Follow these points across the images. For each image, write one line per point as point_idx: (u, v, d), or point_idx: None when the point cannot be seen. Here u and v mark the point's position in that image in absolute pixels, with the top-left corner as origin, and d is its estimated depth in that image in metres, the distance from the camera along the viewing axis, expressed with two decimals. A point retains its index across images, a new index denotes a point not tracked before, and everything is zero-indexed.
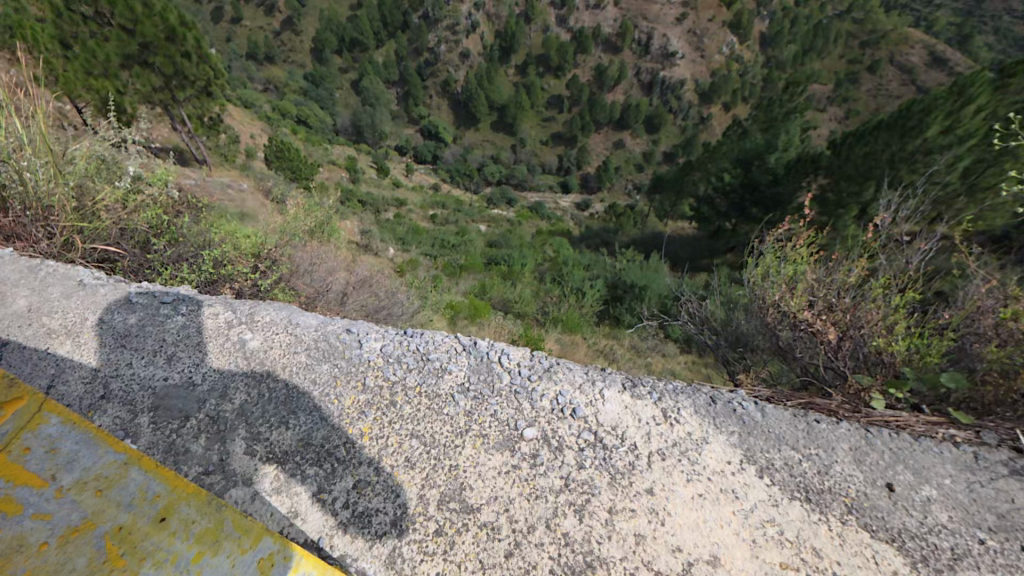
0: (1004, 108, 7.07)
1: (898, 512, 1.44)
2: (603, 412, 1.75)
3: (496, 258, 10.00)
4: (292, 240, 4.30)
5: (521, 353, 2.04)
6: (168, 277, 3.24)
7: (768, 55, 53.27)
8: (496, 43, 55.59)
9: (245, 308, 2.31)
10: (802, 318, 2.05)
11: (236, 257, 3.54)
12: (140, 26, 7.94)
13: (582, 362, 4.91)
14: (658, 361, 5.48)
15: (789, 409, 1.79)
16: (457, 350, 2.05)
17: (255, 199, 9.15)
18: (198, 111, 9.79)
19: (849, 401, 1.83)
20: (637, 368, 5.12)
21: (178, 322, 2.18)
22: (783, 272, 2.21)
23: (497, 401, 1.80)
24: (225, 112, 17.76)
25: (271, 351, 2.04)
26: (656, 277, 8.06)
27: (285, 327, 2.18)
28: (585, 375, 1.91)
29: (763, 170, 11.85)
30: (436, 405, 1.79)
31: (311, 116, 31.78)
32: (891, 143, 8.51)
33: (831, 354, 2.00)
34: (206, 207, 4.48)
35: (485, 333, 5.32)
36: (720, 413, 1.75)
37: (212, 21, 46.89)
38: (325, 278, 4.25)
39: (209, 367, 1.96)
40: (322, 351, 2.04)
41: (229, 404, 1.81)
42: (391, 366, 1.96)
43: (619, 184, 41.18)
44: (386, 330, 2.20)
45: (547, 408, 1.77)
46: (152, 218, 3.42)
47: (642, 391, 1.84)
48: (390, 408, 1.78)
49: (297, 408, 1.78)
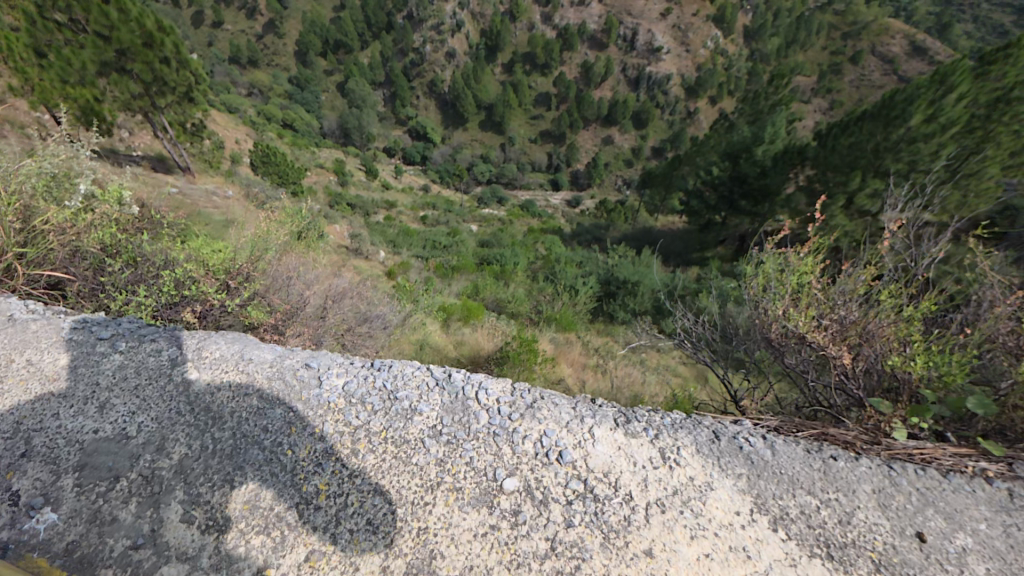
0: (985, 94, 6.98)
1: (933, 568, 1.24)
2: (592, 454, 1.55)
3: (489, 257, 9.82)
4: (268, 251, 3.78)
5: (501, 387, 1.84)
6: (123, 302, 2.90)
7: (752, 48, 53.52)
8: (482, 42, 55.36)
9: (192, 343, 2.09)
10: (812, 336, 1.85)
11: (201, 276, 3.12)
12: (116, 32, 7.56)
13: (576, 362, 4.75)
14: (651, 357, 5.32)
15: (801, 444, 1.60)
16: (428, 386, 1.85)
17: (241, 205, 8.86)
18: (180, 118, 9.29)
19: (865, 431, 1.65)
20: (632, 364, 4.98)
21: (116, 363, 1.94)
22: (786, 283, 2.00)
23: (472, 446, 1.59)
24: (208, 117, 17.26)
25: (219, 394, 1.81)
26: (648, 272, 7.89)
27: (236, 364, 1.96)
28: (572, 412, 1.71)
29: (751, 163, 11.56)
30: (404, 452, 1.57)
31: (297, 119, 31.19)
32: (875, 133, 8.36)
33: (843, 374, 1.82)
34: (171, 222, 4.14)
35: (478, 335, 5.14)
36: (725, 452, 1.56)
37: (194, 27, 46.18)
38: (302, 292, 3.82)
39: (148, 415, 1.72)
40: (276, 393, 1.82)
41: (166, 459, 1.57)
42: (354, 408, 1.74)
43: (608, 179, 41.19)
44: (349, 364, 2.00)
45: (530, 452, 1.56)
46: (105, 238, 3.04)
47: (637, 429, 1.65)
48: (352, 458, 1.56)
49: (245, 462, 1.56)
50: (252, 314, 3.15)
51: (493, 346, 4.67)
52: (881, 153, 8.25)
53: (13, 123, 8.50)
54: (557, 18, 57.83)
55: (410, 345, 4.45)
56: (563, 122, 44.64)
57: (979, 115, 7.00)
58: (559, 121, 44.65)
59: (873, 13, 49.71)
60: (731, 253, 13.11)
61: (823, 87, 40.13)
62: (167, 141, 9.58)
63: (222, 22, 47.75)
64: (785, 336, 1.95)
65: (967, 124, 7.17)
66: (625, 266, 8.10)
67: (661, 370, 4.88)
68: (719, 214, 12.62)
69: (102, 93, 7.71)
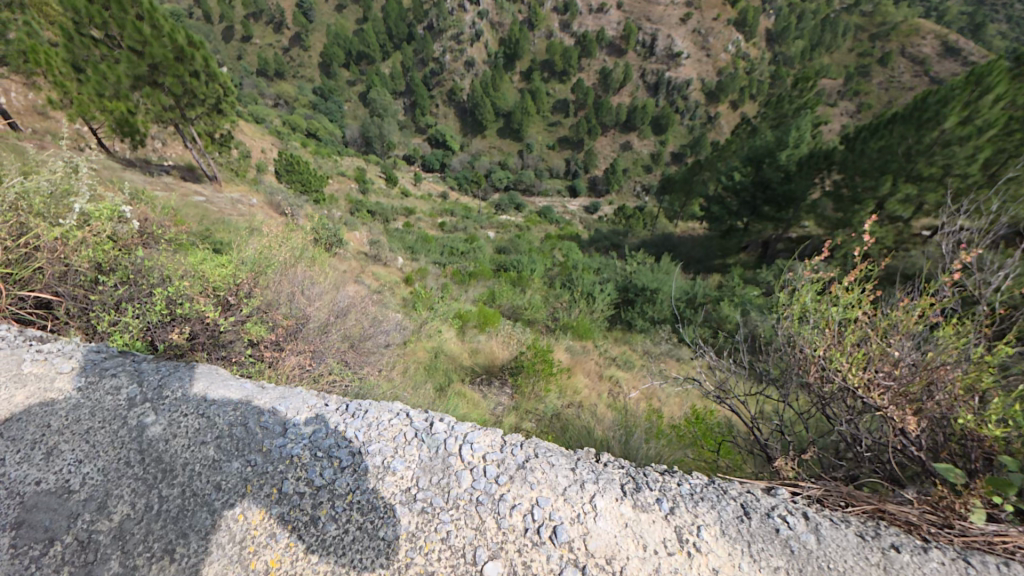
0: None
1: None
2: (592, 532, 1.30)
3: (506, 264, 9.59)
4: (271, 266, 3.40)
5: (489, 441, 1.62)
6: (110, 325, 2.50)
7: (775, 52, 52.44)
8: (501, 51, 55.72)
9: (156, 379, 1.91)
10: (863, 387, 1.52)
11: (196, 294, 2.69)
12: (149, 47, 7.48)
13: (592, 372, 4.50)
14: (672, 368, 5.07)
15: (851, 528, 1.32)
16: (406, 439, 1.63)
17: (265, 213, 8.93)
18: (210, 129, 9.25)
19: (931, 510, 1.34)
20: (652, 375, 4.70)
21: (72, 403, 1.77)
22: (828, 317, 1.69)
23: (451, 516, 1.34)
24: (234, 127, 17.63)
25: (175, 442, 1.61)
26: (668, 279, 7.56)
27: (198, 406, 1.78)
28: (571, 478, 1.48)
29: (774, 168, 10.97)
30: (371, 522, 1.33)
31: (321, 129, 31.77)
32: (907, 136, 7.83)
33: (898, 433, 1.50)
34: (170, 238, 3.94)
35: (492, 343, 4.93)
36: (759, 535, 1.29)
37: (225, 42, 47.85)
38: (305, 305, 3.41)
39: (94, 465, 1.53)
40: (236, 441, 1.61)
41: (105, 521, 1.36)
42: (319, 464, 1.51)
43: (626, 185, 40.88)
44: (321, 409, 1.80)
45: (518, 528, 1.31)
46: (97, 255, 2.66)
47: (648, 500, 1.41)
48: (310, 528, 1.32)
49: (189, 528, 1.34)
50: (251, 330, 2.71)
51: (509, 355, 4.44)
52: (913, 157, 7.76)
53: (53, 135, 8.86)
54: (576, 25, 57.80)
55: (424, 352, 4.29)
56: (582, 128, 44.41)
57: (1018, 117, 6.54)
58: (578, 127, 44.46)
59: (901, 13, 48.33)
60: (754, 259, 12.69)
61: (848, 90, 38.97)
62: (196, 151, 9.66)
63: (251, 36, 49.22)
64: (827, 384, 1.66)
65: (1005, 127, 6.70)
66: (644, 272, 7.74)
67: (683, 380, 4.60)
68: (741, 221, 12.15)
69: (135, 105, 7.86)
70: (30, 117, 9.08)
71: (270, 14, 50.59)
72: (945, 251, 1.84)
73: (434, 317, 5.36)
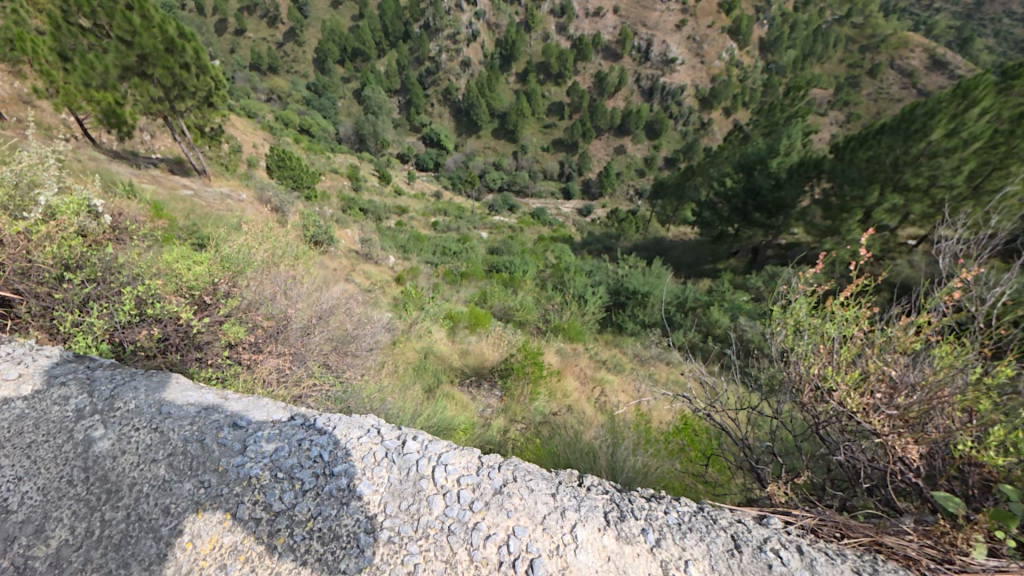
0: (1009, 109, 6.58)
1: None
2: (573, 567, 1.22)
3: (498, 265, 9.46)
4: (251, 265, 3.17)
5: (464, 463, 1.52)
6: (74, 328, 2.30)
7: (768, 61, 53.01)
8: (497, 52, 55.65)
9: (107, 389, 1.77)
10: (859, 412, 1.43)
11: (167, 294, 2.49)
12: (138, 38, 7.26)
13: (582, 374, 4.42)
14: (661, 374, 5.00)
15: (848, 565, 1.26)
16: (375, 460, 1.52)
17: (254, 208, 8.72)
18: (200, 122, 9.00)
19: (931, 546, 1.26)
20: (642, 379, 4.67)
21: (14, 414, 1.64)
22: (825, 334, 1.59)
23: (419, 548, 1.25)
24: (224, 121, 17.30)
25: (123, 460, 1.48)
26: (659, 282, 7.51)
27: (151, 419, 1.64)
28: (551, 505, 1.39)
29: (765, 175, 11.01)
30: (332, 553, 1.23)
31: (314, 125, 31.38)
32: (895, 147, 7.86)
33: (892, 459, 1.42)
34: (143, 234, 3.74)
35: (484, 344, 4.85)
36: (751, 572, 1.22)
37: (218, 36, 47.14)
38: (284, 303, 3.16)
39: (34, 484, 1.41)
40: (189, 460, 1.48)
41: (41, 546, 1.25)
42: (278, 488, 1.39)
43: (620, 188, 41.02)
44: (285, 424, 1.68)
45: (492, 561, 1.22)
46: (63, 251, 2.41)
47: (633, 531, 1.32)
48: (265, 561, 1.22)
49: (132, 558, 1.23)
50: (228, 331, 2.52)
51: (499, 357, 4.35)
52: (900, 168, 7.83)
53: (36, 125, 8.59)
54: (572, 28, 57.88)
55: (412, 352, 4.18)
56: (576, 131, 44.48)
57: (1003, 130, 6.65)
58: (572, 130, 44.53)
59: (891, 26, 49.14)
60: (744, 264, 12.75)
61: (839, 100, 39.52)
62: (185, 144, 9.39)
63: (245, 29, 48.57)
64: (822, 404, 1.57)
65: (991, 139, 6.77)
66: (636, 276, 7.70)
67: (671, 384, 4.59)
68: (732, 226, 12.17)
69: (123, 96, 7.61)
70: (13, 106, 8.77)
71: (263, 7, 49.79)
72: (943, 264, 1.74)
73: (424, 317, 5.23)
